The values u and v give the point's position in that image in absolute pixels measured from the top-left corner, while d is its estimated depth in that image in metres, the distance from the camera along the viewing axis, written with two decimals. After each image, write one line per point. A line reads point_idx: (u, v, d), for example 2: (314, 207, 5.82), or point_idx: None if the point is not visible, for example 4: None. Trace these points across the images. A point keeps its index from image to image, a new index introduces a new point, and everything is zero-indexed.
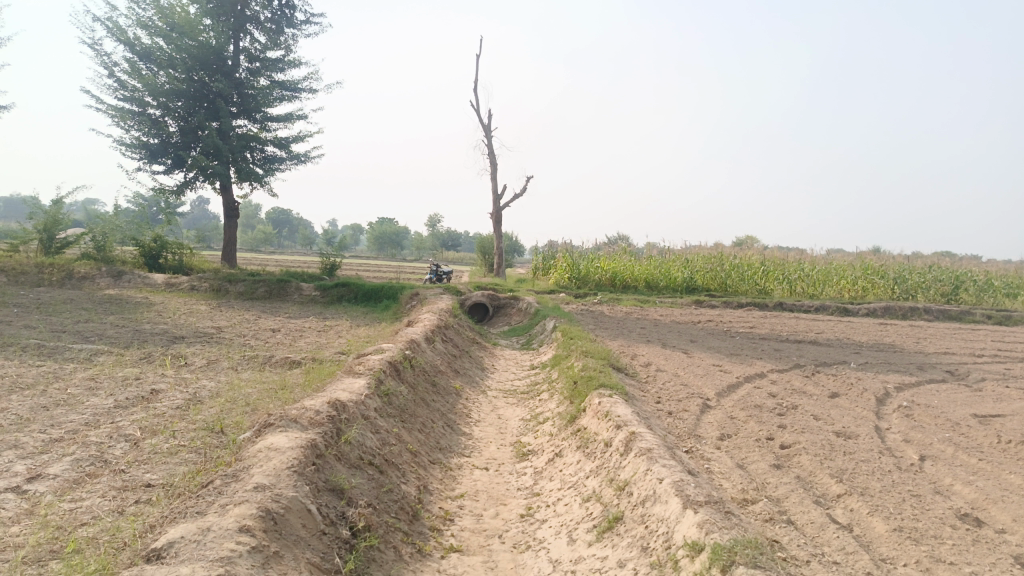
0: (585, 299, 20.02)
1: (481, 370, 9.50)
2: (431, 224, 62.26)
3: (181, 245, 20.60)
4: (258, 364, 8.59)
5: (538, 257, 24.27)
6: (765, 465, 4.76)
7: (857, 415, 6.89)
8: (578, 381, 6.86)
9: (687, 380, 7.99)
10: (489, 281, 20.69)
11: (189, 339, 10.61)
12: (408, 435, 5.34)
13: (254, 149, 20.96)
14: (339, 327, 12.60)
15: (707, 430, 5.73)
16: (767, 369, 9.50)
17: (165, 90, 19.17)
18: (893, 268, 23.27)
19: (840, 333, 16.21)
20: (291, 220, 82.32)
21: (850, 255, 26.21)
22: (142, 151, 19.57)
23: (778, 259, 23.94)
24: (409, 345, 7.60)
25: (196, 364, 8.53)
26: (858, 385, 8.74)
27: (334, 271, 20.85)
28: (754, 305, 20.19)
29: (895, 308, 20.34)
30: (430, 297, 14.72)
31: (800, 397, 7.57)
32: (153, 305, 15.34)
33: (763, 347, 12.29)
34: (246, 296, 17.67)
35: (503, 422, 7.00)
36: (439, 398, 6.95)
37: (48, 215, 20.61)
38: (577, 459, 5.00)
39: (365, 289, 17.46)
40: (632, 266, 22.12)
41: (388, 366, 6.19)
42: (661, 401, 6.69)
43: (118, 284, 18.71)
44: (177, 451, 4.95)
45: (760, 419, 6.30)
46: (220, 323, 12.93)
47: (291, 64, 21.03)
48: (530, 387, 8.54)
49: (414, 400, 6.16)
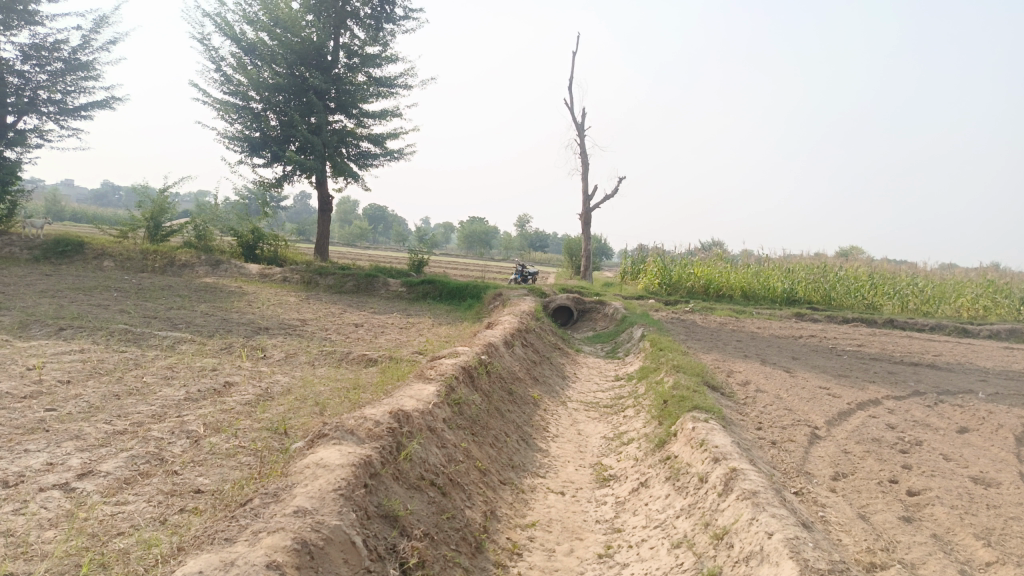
0: (676, 307, 19.14)
1: (563, 378, 8.99)
2: (521, 225, 62.13)
3: (277, 237, 21.02)
4: (335, 360, 8.36)
5: (628, 261, 23.51)
6: (893, 517, 4.02)
7: (994, 455, 5.94)
8: (668, 400, 6.22)
9: (791, 405, 7.19)
10: (576, 284, 20.13)
11: (272, 331, 10.58)
12: (478, 451, 4.87)
13: (349, 144, 21.18)
14: (421, 324, 12.34)
15: (818, 467, 5.00)
16: (881, 395, 8.53)
17: (268, 85, 19.61)
18: (1020, 287, 21.17)
19: (960, 356, 14.72)
20: (385, 217, 84.18)
21: (971, 271, 24.09)
22: (244, 145, 20.09)
23: (887, 272, 22.25)
24: (487, 349, 7.15)
25: (273, 358, 8.39)
26: (990, 419, 7.68)
27: (422, 267, 20.80)
28: (861, 321, 18.75)
29: (1022, 332, 18.45)
30: (514, 298, 14.32)
31: (924, 432, 6.64)
32: (245, 294, 15.62)
33: (874, 369, 11.19)
34: (335, 289, 17.79)
35: (584, 438, 6.45)
36: (515, 408, 6.49)
37: (155, 203, 21.46)
38: (666, 494, 4.40)
39: (450, 287, 17.23)
40: (728, 274, 21.03)
41: (461, 371, 5.74)
42: (762, 428, 5.98)
43: (216, 272, 19.26)
44: (236, 453, 4.67)
45: (880, 456, 5.49)
46: (304, 315, 12.94)
47: (389, 60, 21.14)
48: (614, 401, 7.96)
49: (487, 411, 5.70)
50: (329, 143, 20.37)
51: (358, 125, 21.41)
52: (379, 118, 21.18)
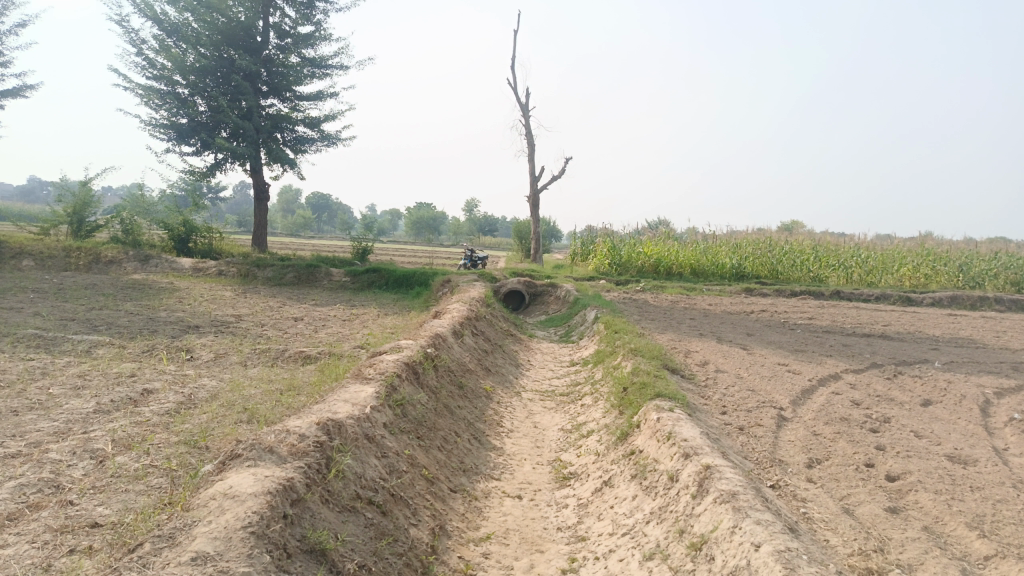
0: (627, 287, 18.91)
1: (516, 366, 8.55)
2: (468, 209, 61.38)
3: (211, 229, 20.00)
4: (269, 359, 7.74)
5: (577, 242, 23.20)
6: (879, 509, 3.70)
7: (964, 430, 5.73)
8: (628, 387, 5.84)
9: (753, 386, 6.90)
10: (526, 267, 19.72)
11: (204, 329, 9.87)
12: (424, 457, 4.39)
13: (285, 129, 20.25)
14: (366, 316, 11.74)
15: (790, 454, 4.68)
16: (840, 370, 8.33)
17: (194, 68, 18.51)
18: (958, 255, 21.60)
19: (909, 325, 14.82)
20: (330, 206, 82.32)
21: (911, 240, 24.53)
22: (171, 132, 18.97)
23: (831, 244, 22.46)
24: (433, 340, 6.64)
25: (202, 359, 7.72)
26: (951, 390, 7.53)
27: (366, 256, 20.10)
28: (809, 293, 18.85)
29: (963, 298, 18.79)
30: (463, 284, 13.82)
31: (890, 407, 6.42)
32: (177, 290, 14.72)
33: (828, 342, 11.06)
34: (274, 281, 16.98)
35: (540, 432, 6.02)
36: (466, 404, 6.02)
37: (77, 197, 20.15)
38: (632, 495, 4.01)
39: (397, 275, 16.61)
40: (677, 251, 20.89)
41: (404, 368, 5.22)
42: (727, 413, 5.65)
43: (146, 269, 18.20)
44: (146, 475, 4.07)
45: (852, 437, 5.20)
46: (240, 310, 12.18)
47: (323, 40, 20.24)
48: (570, 388, 7.57)
49: (435, 410, 5.21)
50: (262, 128, 19.40)
51: (293, 109, 20.48)
52: (315, 101, 20.30)
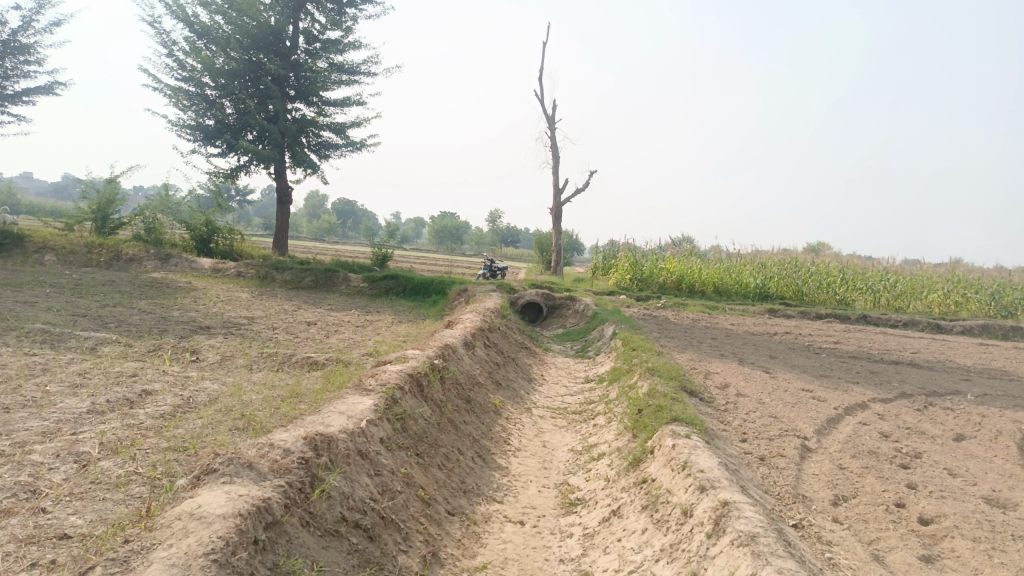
0: (648, 303, 18.57)
1: (529, 380, 8.29)
2: (491, 220, 61.28)
3: (232, 230, 20.00)
4: (275, 363, 7.55)
5: (598, 256, 22.89)
6: (911, 557, 3.38)
7: (1002, 470, 5.36)
8: (643, 409, 5.56)
9: (776, 412, 6.56)
10: (545, 279, 19.46)
11: (214, 330, 9.72)
12: (422, 476, 4.13)
13: (309, 133, 20.24)
14: (379, 323, 11.55)
15: (814, 490, 4.36)
16: (867, 398, 7.96)
17: (223, 70, 18.57)
18: (990, 283, 20.98)
19: (939, 353, 14.31)
20: (354, 212, 82.73)
21: (942, 267, 23.91)
22: (197, 133, 19.02)
23: (858, 267, 21.94)
24: (441, 351, 6.40)
25: (207, 361, 7.56)
26: (985, 424, 7.14)
27: (385, 262, 19.98)
28: (835, 317, 18.37)
29: (995, 327, 18.20)
30: (479, 294, 13.59)
31: (921, 441, 6.06)
32: (194, 290, 14.67)
33: (854, 368, 10.66)
34: (291, 284, 16.88)
35: (549, 452, 5.74)
36: (473, 419, 5.77)
37: (102, 194, 20.26)
38: (643, 528, 3.72)
39: (414, 283, 16.44)
40: (700, 269, 20.51)
41: (408, 380, 4.97)
42: (748, 440, 5.35)
43: (165, 267, 18.22)
44: (127, 483, 3.86)
45: (881, 473, 4.86)
46: (253, 313, 12.04)
47: (351, 46, 20.24)
48: (583, 406, 7.29)
49: (438, 425, 4.96)
50: (287, 131, 19.38)
51: (318, 113, 20.47)
52: (341, 106, 20.28)
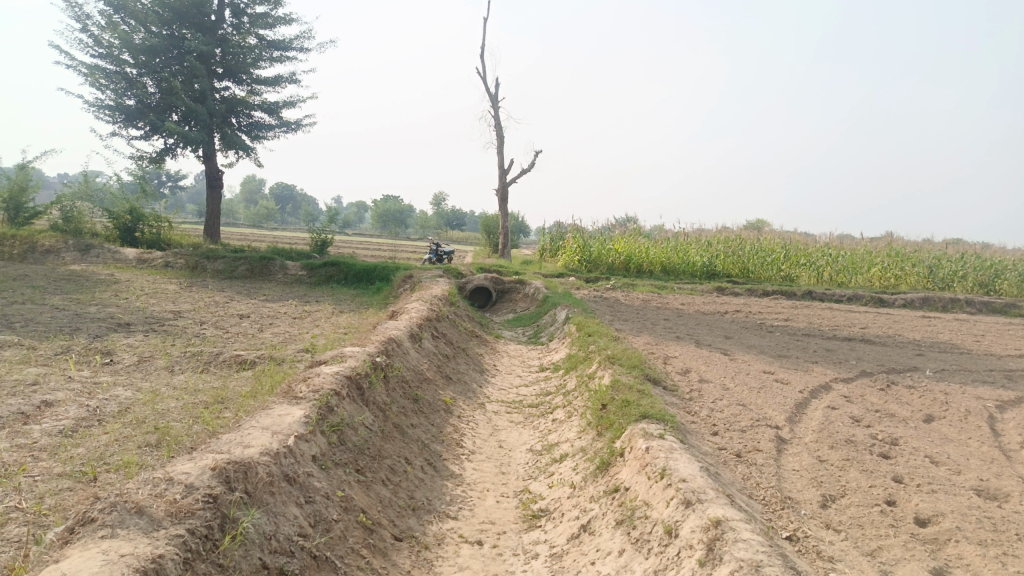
0: (597, 284, 18.26)
1: (480, 372, 7.76)
2: (435, 203, 60.21)
3: (159, 218, 18.81)
4: (199, 364, 6.84)
5: (546, 237, 22.45)
6: (921, 572, 3.01)
7: (982, 454, 5.09)
8: (606, 403, 5.10)
9: (743, 399, 6.19)
10: (492, 263, 18.93)
11: (135, 328, 8.90)
12: (364, 497, 3.58)
13: (240, 114, 19.16)
14: (319, 314, 10.84)
15: (800, 490, 3.97)
16: (830, 379, 7.70)
17: (143, 47, 17.28)
18: (927, 255, 21.31)
19: (887, 327, 14.34)
20: (294, 197, 80.38)
21: (881, 241, 24.28)
22: (117, 115, 17.70)
23: (802, 243, 22.07)
24: (384, 345, 5.81)
25: (122, 364, 6.80)
26: (951, 403, 6.94)
27: (325, 248, 19.14)
28: (781, 293, 18.37)
29: (934, 300, 18.48)
30: (425, 281, 12.98)
31: (894, 425, 5.78)
32: (116, 282, 13.63)
33: (811, 347, 10.47)
34: (224, 274, 15.93)
35: (505, 454, 5.24)
36: (421, 421, 5.22)
37: (14, 182, 18.72)
38: (618, 548, 3.27)
39: (357, 269, 15.70)
40: (648, 248, 20.31)
41: (346, 384, 4.38)
42: (720, 434, 4.94)
43: (85, 259, 16.95)
44: (1, 525, 3.15)
45: (864, 466, 4.51)
46: (180, 306, 11.18)
47: (282, 20, 19.17)
48: (540, 399, 6.80)
49: (381, 433, 4.40)
50: (216, 112, 18.30)
51: (249, 93, 19.39)
52: (273, 85, 19.25)
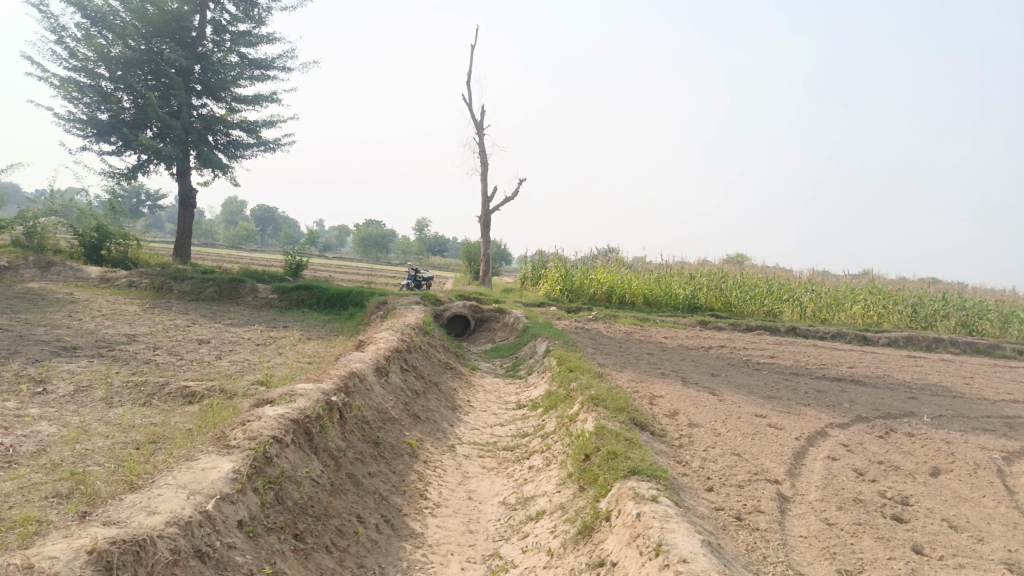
0: (579, 315, 17.75)
1: (452, 408, 7.18)
2: (417, 228, 59.64)
3: (127, 236, 18.06)
4: (141, 396, 6.20)
5: (527, 266, 21.98)
6: None
7: (1002, 517, 4.61)
8: (589, 454, 4.55)
9: (737, 448, 5.66)
10: (472, 290, 18.42)
11: (80, 352, 8.20)
12: (300, 570, 3.02)
13: (218, 132, 18.61)
14: (284, 340, 10.21)
15: (811, 564, 3.46)
16: (826, 424, 7.21)
17: (119, 61, 16.69)
18: (910, 293, 21.08)
19: (874, 367, 13.94)
20: (274, 219, 79.58)
21: (863, 278, 24.08)
22: (89, 129, 17.03)
23: (784, 279, 21.77)
24: (344, 380, 5.22)
25: (55, 394, 6.14)
26: (955, 454, 6.46)
27: (299, 272, 18.48)
28: (764, 329, 17.97)
29: (918, 339, 18.18)
30: (400, 308, 12.40)
31: (901, 480, 5.30)
32: (72, 302, 12.89)
33: (801, 387, 9.99)
34: (190, 295, 15.22)
35: (475, 508, 4.66)
36: (380, 469, 4.64)
37: None
38: None
39: (329, 294, 15.09)
40: (630, 280, 19.89)
41: (292, 428, 3.82)
42: (716, 491, 4.41)
43: (45, 276, 16.16)
44: None
45: (879, 533, 3.99)
46: (136, 330, 10.48)
47: (264, 38, 18.74)
48: (515, 441, 6.22)
49: (330, 486, 3.82)
50: (191, 129, 17.71)
51: (228, 111, 18.87)
52: (253, 104, 18.76)
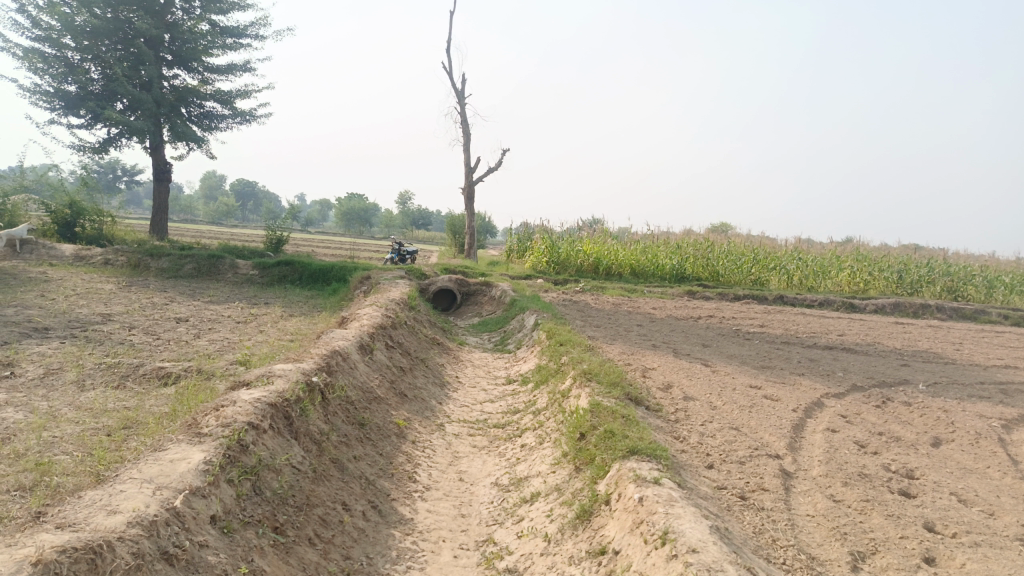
0: (566, 287, 17.56)
1: (440, 385, 6.96)
2: (401, 202, 59.04)
3: (101, 213, 17.56)
4: (115, 378, 5.92)
5: (512, 238, 21.71)
6: None
7: (1009, 489, 4.49)
8: (585, 433, 4.35)
9: (735, 422, 5.49)
10: (457, 263, 18.14)
11: (52, 334, 7.88)
12: (281, 566, 2.80)
13: (191, 104, 18.06)
14: (266, 317, 9.93)
15: (821, 545, 3.30)
16: (822, 395, 7.07)
17: (86, 30, 16.07)
18: (896, 260, 21.03)
19: (864, 335, 13.87)
20: (255, 194, 78.45)
21: (848, 245, 24.04)
22: (57, 102, 16.43)
23: (771, 248, 21.65)
24: (325, 360, 4.97)
25: (23, 378, 5.85)
26: (954, 423, 6.34)
27: (280, 247, 18.10)
28: (752, 298, 17.87)
29: (905, 306, 18.16)
30: (385, 282, 12.14)
31: (903, 451, 5.16)
32: (45, 281, 12.49)
33: (793, 356, 9.87)
34: (168, 273, 14.83)
35: (466, 490, 4.45)
36: (366, 452, 4.42)
37: None
38: None
39: (312, 269, 14.77)
40: (617, 251, 19.67)
41: (269, 413, 3.58)
42: (717, 469, 4.23)
43: (17, 255, 15.67)
44: None
45: (888, 509, 3.84)
46: (112, 309, 10.14)
47: (236, 5, 18.12)
48: (506, 418, 6.01)
49: (312, 473, 3.59)
50: (164, 101, 17.16)
51: (201, 82, 18.30)
52: (227, 74, 18.20)
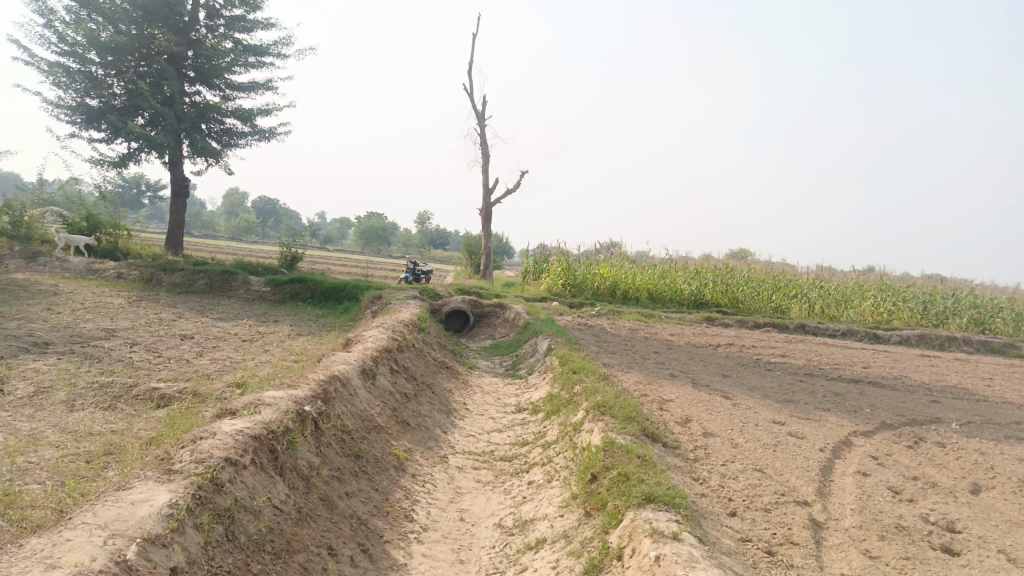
0: (582, 311, 17.21)
1: (446, 412, 6.64)
2: (419, 221, 59.07)
3: (117, 226, 17.51)
4: (107, 399, 5.67)
5: (528, 260, 21.43)
6: None
7: None
8: (597, 474, 4.01)
9: (759, 462, 5.12)
10: (472, 284, 17.88)
11: (51, 349, 7.67)
12: None
13: (212, 120, 18.07)
14: (273, 336, 9.69)
15: None
16: (850, 433, 6.66)
17: (110, 46, 16.14)
18: (922, 290, 20.46)
19: (889, 368, 13.38)
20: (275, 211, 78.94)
21: (871, 274, 23.48)
22: (77, 115, 16.48)
23: (792, 275, 21.18)
24: (323, 386, 4.68)
25: (12, 396, 5.61)
26: (994, 467, 5.91)
27: (294, 263, 17.93)
28: (772, 326, 17.41)
29: (931, 337, 17.60)
30: (396, 303, 11.87)
31: (943, 500, 4.76)
32: (56, 294, 12.37)
33: (818, 390, 9.44)
34: (180, 288, 14.70)
35: (467, 531, 4.13)
36: (360, 488, 4.11)
37: None
38: None
39: (324, 287, 14.56)
40: (634, 275, 19.30)
41: (252, 446, 3.28)
42: (740, 517, 3.87)
43: (30, 267, 15.62)
44: None
45: (931, 569, 3.46)
46: (117, 324, 9.95)
47: (259, 23, 18.16)
48: (514, 451, 5.67)
49: (296, 514, 3.29)
50: (184, 117, 17.17)
51: (222, 99, 18.33)
52: (247, 91, 18.22)
